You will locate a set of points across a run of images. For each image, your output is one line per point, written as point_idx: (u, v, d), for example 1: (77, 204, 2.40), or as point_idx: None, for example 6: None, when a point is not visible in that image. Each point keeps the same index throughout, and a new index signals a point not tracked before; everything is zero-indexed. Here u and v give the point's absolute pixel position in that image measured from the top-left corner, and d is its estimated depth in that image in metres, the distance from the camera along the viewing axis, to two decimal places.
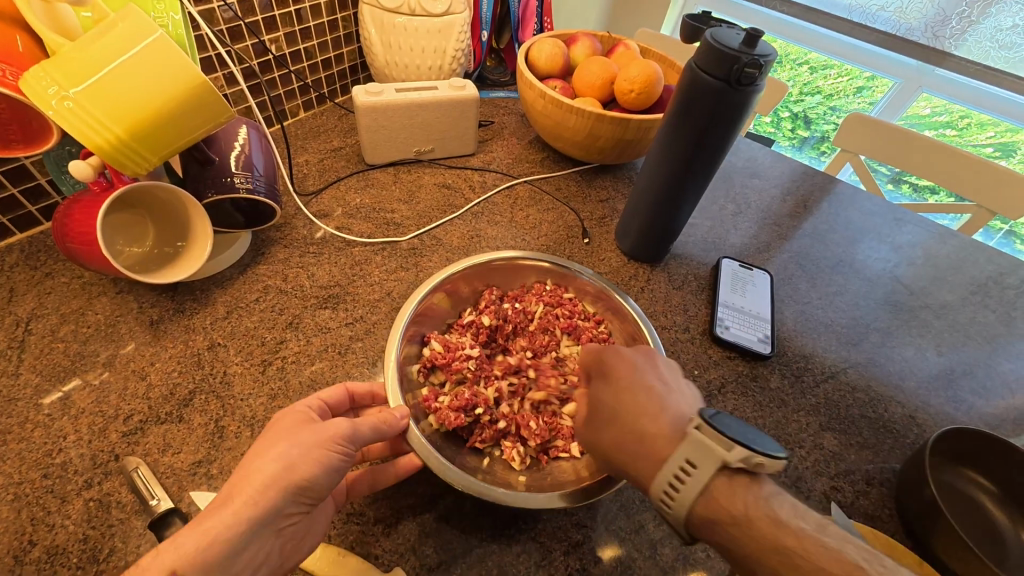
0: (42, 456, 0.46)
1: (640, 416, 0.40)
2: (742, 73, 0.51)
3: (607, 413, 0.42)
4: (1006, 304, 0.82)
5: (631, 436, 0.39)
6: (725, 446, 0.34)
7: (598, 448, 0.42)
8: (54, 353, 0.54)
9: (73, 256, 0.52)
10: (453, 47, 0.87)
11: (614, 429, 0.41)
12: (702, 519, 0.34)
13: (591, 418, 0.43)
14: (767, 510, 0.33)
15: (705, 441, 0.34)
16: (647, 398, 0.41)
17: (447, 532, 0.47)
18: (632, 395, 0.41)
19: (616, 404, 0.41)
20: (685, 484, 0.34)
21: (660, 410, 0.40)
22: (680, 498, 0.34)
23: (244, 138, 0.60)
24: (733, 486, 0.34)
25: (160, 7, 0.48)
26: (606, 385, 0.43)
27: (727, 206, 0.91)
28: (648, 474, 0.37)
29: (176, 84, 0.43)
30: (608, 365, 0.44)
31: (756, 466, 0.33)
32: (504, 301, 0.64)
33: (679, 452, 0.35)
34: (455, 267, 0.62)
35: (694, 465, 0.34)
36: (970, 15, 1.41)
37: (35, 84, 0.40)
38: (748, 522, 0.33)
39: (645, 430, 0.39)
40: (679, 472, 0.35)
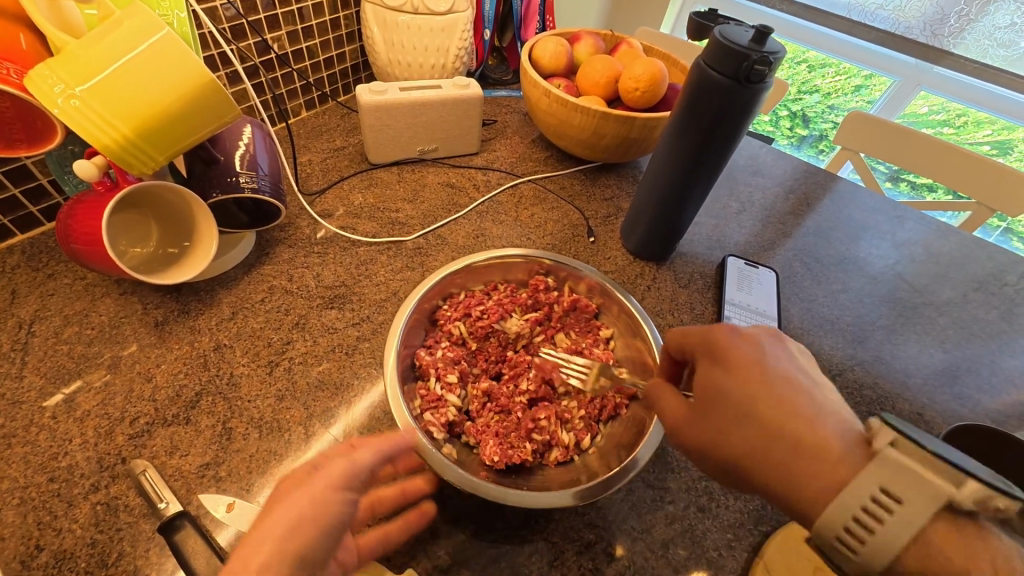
0: (48, 460, 0.46)
1: (773, 406, 0.36)
2: (751, 70, 0.51)
3: (728, 404, 0.37)
4: (1007, 300, 0.83)
5: (748, 425, 0.36)
6: (950, 480, 0.30)
7: (694, 433, 0.38)
8: (58, 355, 0.53)
9: (76, 257, 0.51)
10: (456, 45, 0.87)
11: (726, 416, 0.37)
12: (910, 566, 0.30)
13: (707, 409, 0.38)
14: (942, 532, 0.30)
15: (901, 465, 0.30)
16: (804, 393, 0.37)
17: (458, 533, 0.46)
18: (767, 390, 0.36)
19: (741, 390, 0.37)
20: (885, 522, 0.30)
21: (816, 415, 0.35)
22: (889, 542, 0.30)
23: (248, 137, 0.59)
24: (962, 532, 0.30)
25: (164, 4, 0.48)
26: (728, 373, 0.38)
27: (731, 204, 0.91)
28: (807, 490, 0.33)
29: (182, 79, 0.43)
30: (724, 347, 0.39)
31: (991, 510, 0.29)
32: (450, 323, 0.59)
33: (871, 477, 0.31)
34: (390, 349, 0.54)
35: (895, 496, 0.30)
36: (969, 13, 1.42)
37: (41, 82, 0.39)
38: (911, 541, 0.30)
39: (797, 434, 0.35)
40: (877, 502, 0.30)
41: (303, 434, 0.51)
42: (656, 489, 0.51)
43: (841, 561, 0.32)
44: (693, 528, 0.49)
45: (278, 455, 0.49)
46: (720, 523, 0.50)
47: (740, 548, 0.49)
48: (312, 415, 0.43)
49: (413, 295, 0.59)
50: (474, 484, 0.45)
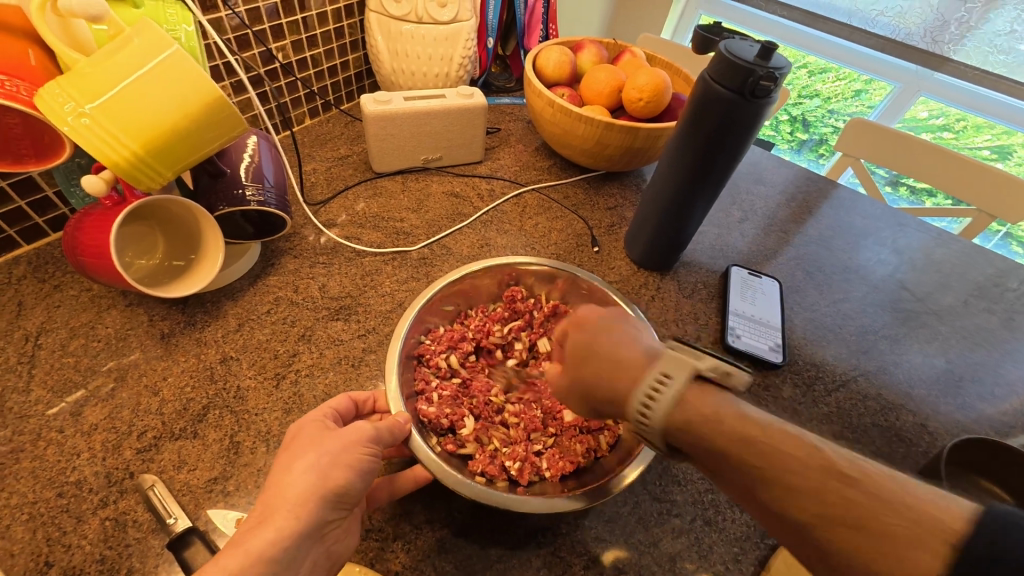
0: (56, 474, 0.46)
1: (610, 364, 0.39)
2: (756, 85, 0.51)
3: (592, 353, 0.41)
4: (1009, 308, 0.83)
5: (600, 360, 0.40)
6: (693, 358, 0.35)
7: (572, 373, 0.42)
8: (64, 367, 0.53)
9: (83, 269, 0.51)
10: (460, 54, 0.87)
11: (591, 359, 0.40)
12: (677, 424, 0.33)
13: (574, 360, 0.42)
14: (692, 393, 0.34)
15: (680, 355, 0.35)
16: (622, 331, 0.42)
17: (466, 547, 0.46)
18: (611, 348, 0.40)
19: (588, 359, 0.41)
20: (661, 396, 0.34)
21: (633, 341, 0.40)
22: (652, 411, 0.34)
23: (253, 148, 0.59)
24: (705, 392, 0.34)
25: (172, 20, 0.49)
26: (581, 339, 0.42)
27: (733, 212, 0.91)
28: (624, 393, 0.37)
29: (192, 96, 0.43)
30: (582, 321, 0.44)
31: (723, 375, 0.36)
32: (441, 352, 0.58)
33: (655, 367, 0.35)
34: (394, 389, 0.50)
35: (666, 375, 0.34)
36: (969, 20, 1.43)
37: (51, 101, 0.39)
38: (675, 402, 0.33)
39: (625, 360, 0.38)
40: (655, 382, 0.34)
41: None
42: (662, 502, 0.52)
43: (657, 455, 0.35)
44: (699, 541, 0.50)
45: None
46: (726, 536, 0.50)
47: (746, 561, 0.49)
48: (312, 411, 0.44)
49: (398, 334, 0.55)
50: (497, 499, 0.44)
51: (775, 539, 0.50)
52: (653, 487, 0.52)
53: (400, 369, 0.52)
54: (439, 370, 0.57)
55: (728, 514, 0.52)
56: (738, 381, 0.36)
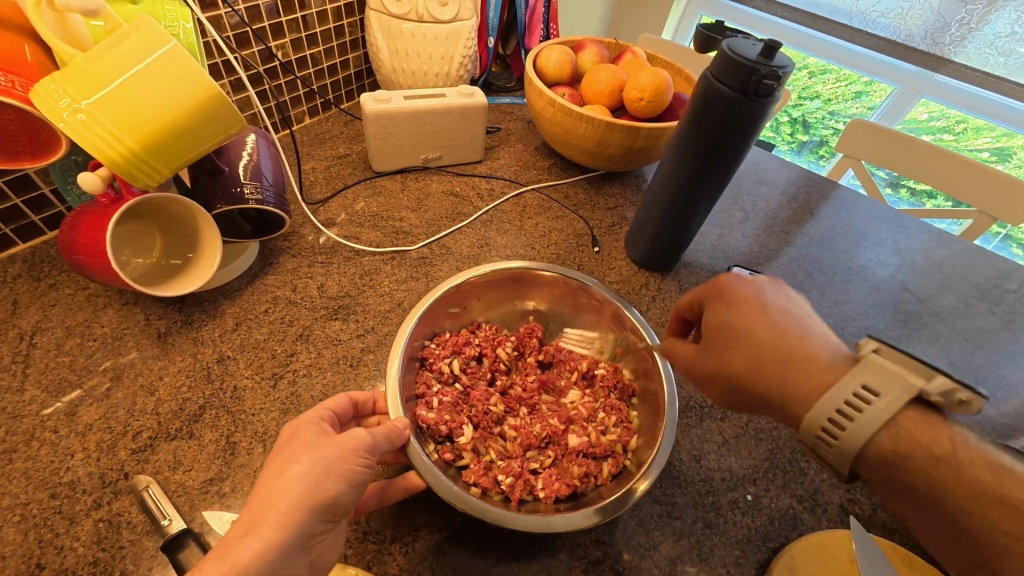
0: (49, 475, 0.45)
1: (779, 349, 0.38)
2: (760, 84, 0.51)
3: (733, 335, 0.40)
4: (1010, 309, 0.83)
5: (750, 348, 0.39)
6: (920, 376, 0.33)
7: (705, 363, 0.42)
8: (59, 367, 0.53)
9: (79, 268, 0.51)
10: (460, 53, 0.87)
11: (724, 342, 0.40)
12: (882, 447, 0.33)
13: (707, 346, 0.42)
14: (912, 420, 0.33)
15: (887, 367, 0.33)
16: (755, 302, 0.40)
17: (465, 550, 0.46)
18: (764, 319, 0.39)
19: (743, 329, 0.39)
20: (865, 412, 0.33)
21: (808, 335, 0.38)
22: (855, 429, 0.33)
23: (251, 146, 0.59)
24: (927, 421, 0.33)
25: (170, 16, 0.48)
26: (727, 309, 0.41)
27: (734, 213, 0.91)
28: (801, 403, 0.36)
29: (188, 92, 0.42)
30: (730, 290, 0.42)
31: (958, 403, 0.32)
32: (446, 357, 0.57)
33: (855, 376, 0.34)
34: (392, 388, 0.49)
35: (874, 390, 0.33)
36: (970, 22, 1.43)
37: (47, 96, 0.39)
38: (886, 425, 0.33)
39: (793, 351, 0.38)
40: (857, 396, 0.33)
41: None
42: (663, 505, 0.51)
43: (825, 452, 0.35)
44: (700, 544, 0.49)
45: None
46: (728, 539, 0.50)
47: (747, 565, 0.48)
48: (308, 412, 0.42)
49: (400, 334, 0.54)
50: (495, 513, 0.43)
51: (777, 543, 0.50)
52: (655, 490, 0.52)
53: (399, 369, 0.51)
54: (441, 374, 0.56)
55: (729, 517, 0.51)
56: (971, 408, 0.33)
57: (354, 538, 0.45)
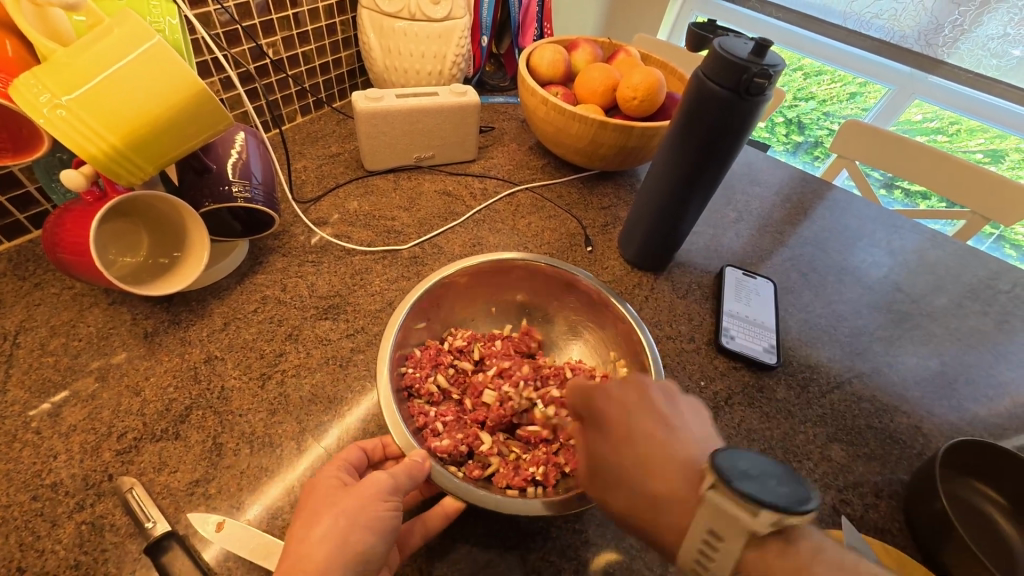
0: (31, 477, 0.45)
1: (636, 468, 0.38)
2: (751, 83, 0.50)
3: (614, 469, 0.39)
4: (1002, 309, 0.83)
5: (624, 488, 0.38)
6: (748, 512, 0.31)
7: (595, 491, 0.40)
8: (43, 367, 0.52)
9: (63, 266, 0.50)
10: (453, 52, 0.86)
11: (612, 480, 0.39)
12: None
13: (595, 478, 0.40)
14: (758, 556, 0.32)
15: (727, 510, 0.32)
16: (643, 425, 0.40)
17: (454, 552, 0.45)
18: (632, 446, 0.39)
19: (616, 455, 0.40)
20: (718, 552, 0.32)
21: (670, 446, 0.38)
22: (717, 564, 0.33)
23: (241, 144, 0.58)
24: (768, 553, 0.31)
25: (155, 11, 0.48)
26: (603, 436, 0.41)
27: (728, 213, 0.90)
28: (669, 540, 0.35)
29: (172, 88, 0.42)
30: (601, 413, 0.42)
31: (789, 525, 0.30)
32: (428, 375, 0.55)
33: (700, 519, 0.33)
34: (398, 424, 0.46)
35: (720, 535, 0.32)
36: (963, 24, 1.44)
37: (26, 92, 0.38)
38: (738, 567, 0.32)
39: (657, 489, 0.37)
40: (707, 543, 0.33)
41: (295, 449, 0.49)
42: None
43: None
44: None
45: (270, 471, 0.48)
46: None
47: None
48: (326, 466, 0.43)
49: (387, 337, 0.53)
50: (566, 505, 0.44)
51: None
52: None
53: (391, 351, 0.52)
54: (429, 395, 0.53)
55: None
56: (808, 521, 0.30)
57: None
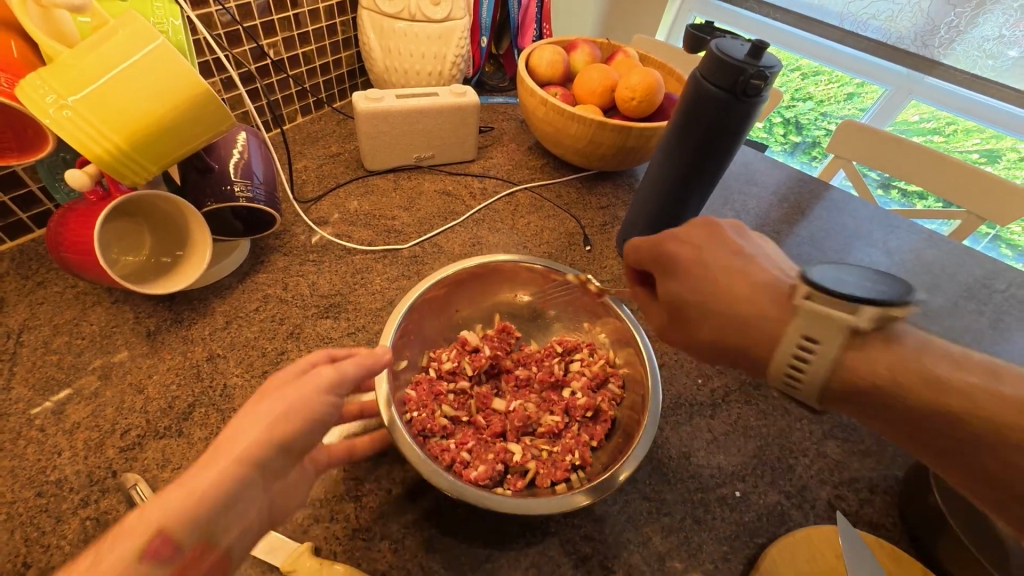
0: (36, 473, 0.45)
1: (721, 297, 0.40)
2: (747, 84, 0.51)
3: (696, 308, 0.41)
4: (997, 308, 0.84)
5: (713, 317, 0.40)
6: (849, 311, 0.35)
7: (681, 335, 0.43)
8: (47, 365, 0.52)
9: (67, 265, 0.51)
10: (453, 52, 0.87)
11: (696, 315, 0.41)
12: (841, 387, 0.36)
13: (682, 321, 0.43)
14: (854, 356, 0.35)
15: (823, 313, 0.35)
16: (715, 259, 0.42)
17: (455, 548, 0.46)
18: (710, 278, 0.41)
19: (699, 292, 0.41)
20: (812, 359, 0.35)
21: (746, 271, 0.41)
22: (810, 374, 0.36)
23: (243, 144, 0.59)
24: (864, 345, 0.35)
25: (159, 12, 0.48)
26: (680, 280, 0.42)
27: (726, 212, 0.91)
28: (758, 352, 0.39)
29: (176, 89, 0.42)
30: (669, 256, 0.43)
31: (886, 317, 0.35)
32: (433, 412, 0.52)
33: (794, 328, 0.36)
34: (427, 463, 0.44)
35: (815, 339, 0.35)
36: (958, 25, 1.45)
37: (32, 92, 0.39)
38: (834, 371, 0.35)
39: (745, 314, 0.39)
40: (802, 347, 0.36)
41: None
42: (653, 501, 0.51)
43: (795, 394, 0.38)
44: (689, 540, 0.49)
45: None
46: (716, 535, 0.50)
47: (736, 560, 0.49)
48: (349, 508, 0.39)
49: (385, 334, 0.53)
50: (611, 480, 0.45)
51: (766, 539, 0.50)
52: (644, 486, 0.52)
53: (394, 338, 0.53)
54: (441, 430, 0.51)
55: (718, 513, 0.52)
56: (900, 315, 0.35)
57: (343, 535, 0.45)
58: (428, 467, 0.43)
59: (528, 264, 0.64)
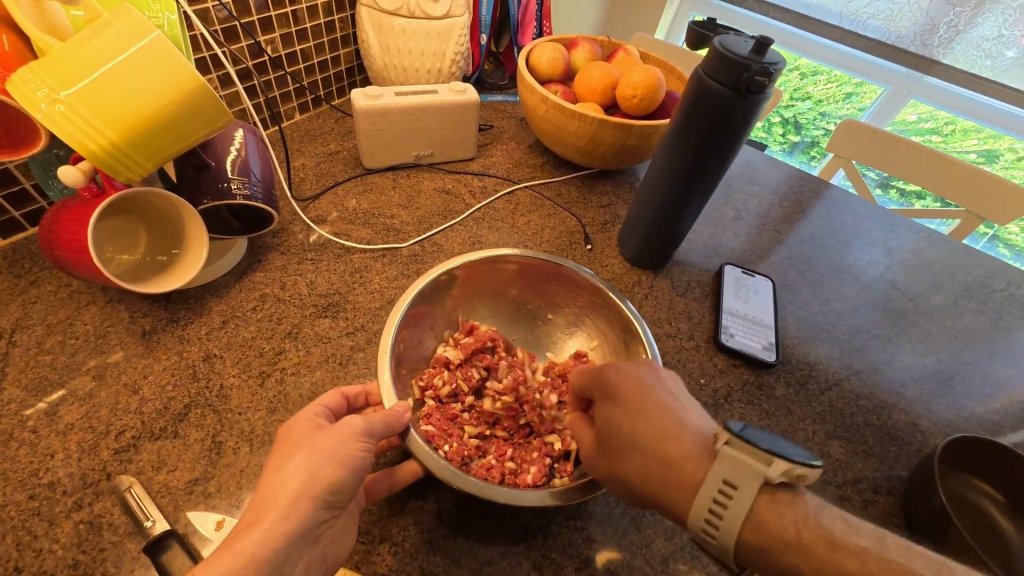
0: (28, 476, 0.44)
1: (648, 438, 0.38)
2: (751, 81, 0.51)
3: (626, 438, 0.40)
4: (999, 308, 0.83)
5: (640, 453, 0.38)
6: (763, 461, 0.34)
7: (603, 464, 0.42)
8: (40, 366, 0.51)
9: (60, 264, 0.50)
10: (452, 50, 0.86)
11: (621, 447, 0.40)
12: (750, 544, 0.34)
13: (604, 449, 0.42)
14: (763, 503, 0.34)
15: (742, 459, 0.34)
16: (637, 387, 0.41)
17: (456, 551, 0.45)
18: (644, 413, 0.39)
19: (628, 425, 0.40)
20: (731, 506, 0.33)
21: (684, 421, 0.39)
22: (725, 530, 0.34)
23: (240, 141, 0.58)
24: (777, 502, 0.34)
25: (154, 6, 0.47)
26: (615, 408, 0.41)
27: (727, 211, 0.91)
28: (681, 499, 0.36)
29: (171, 83, 0.41)
30: (615, 384, 0.42)
31: (796, 478, 0.34)
32: (461, 437, 0.51)
33: (716, 472, 0.34)
34: (486, 486, 0.43)
35: (734, 486, 0.34)
36: (958, 25, 1.45)
37: (24, 87, 0.38)
38: (747, 519, 0.34)
39: (669, 455, 0.37)
40: (722, 493, 0.34)
41: None
42: None
43: (710, 546, 0.35)
44: (692, 541, 0.49)
45: None
46: None
47: None
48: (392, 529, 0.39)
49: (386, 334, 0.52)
50: None
51: None
52: None
53: (395, 339, 0.52)
54: (471, 447, 0.50)
55: None
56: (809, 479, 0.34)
57: None
58: (498, 490, 0.43)
59: (521, 259, 0.63)
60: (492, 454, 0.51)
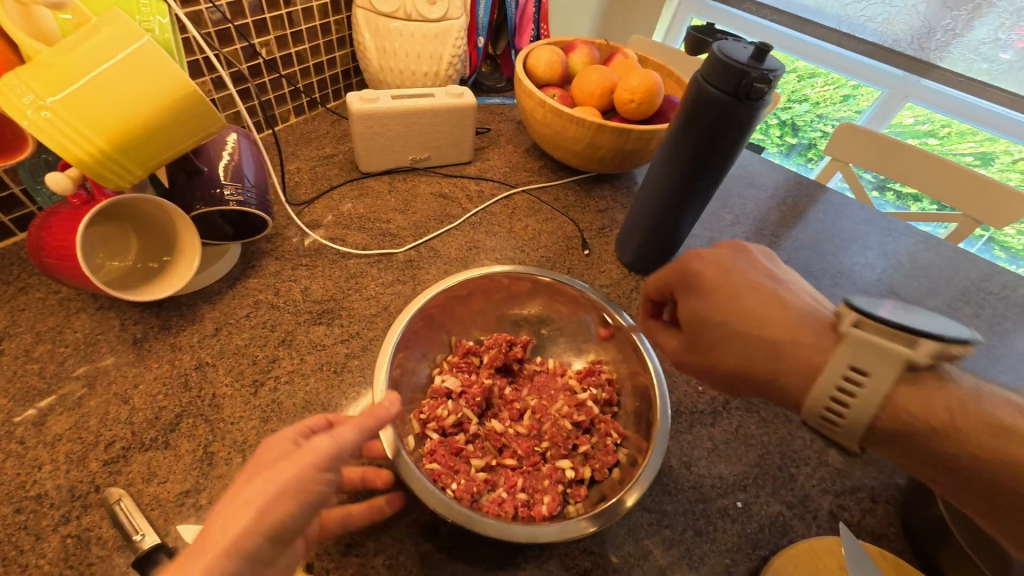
0: (16, 489, 0.43)
1: (753, 321, 0.40)
2: (751, 87, 0.50)
3: (715, 319, 0.42)
4: (996, 312, 0.83)
5: (738, 341, 0.40)
6: (906, 344, 0.33)
7: (693, 360, 0.44)
8: (28, 374, 0.50)
9: (48, 271, 0.49)
10: (449, 53, 0.85)
11: (715, 337, 0.41)
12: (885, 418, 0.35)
13: (695, 342, 0.43)
14: (903, 390, 0.34)
15: (872, 343, 0.34)
16: (739, 276, 0.43)
17: (451, 564, 0.45)
18: (735, 304, 0.41)
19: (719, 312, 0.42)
20: (860, 390, 0.34)
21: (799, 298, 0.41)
22: (851, 406, 0.35)
23: (233, 146, 0.57)
24: (918, 384, 0.34)
25: (144, 10, 0.47)
26: (703, 298, 0.43)
27: (725, 216, 0.91)
28: (800, 379, 0.37)
29: (162, 90, 0.41)
30: (695, 274, 0.44)
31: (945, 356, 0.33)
32: (467, 474, 0.49)
33: (843, 356, 0.35)
34: (501, 525, 0.42)
35: (864, 370, 0.34)
36: (955, 28, 1.46)
37: (10, 94, 0.37)
38: (882, 403, 0.34)
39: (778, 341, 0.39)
40: (848, 378, 0.34)
41: None
42: (653, 513, 0.50)
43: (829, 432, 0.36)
44: (690, 552, 0.48)
45: None
46: (718, 548, 0.49)
47: (738, 574, 0.48)
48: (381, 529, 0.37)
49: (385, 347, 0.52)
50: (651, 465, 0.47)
51: (767, 551, 0.49)
52: (645, 498, 0.51)
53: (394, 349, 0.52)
54: (480, 479, 0.49)
55: (720, 525, 0.51)
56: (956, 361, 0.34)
57: (335, 551, 0.44)
58: (516, 528, 0.42)
59: (518, 277, 0.62)
60: (501, 486, 0.49)
